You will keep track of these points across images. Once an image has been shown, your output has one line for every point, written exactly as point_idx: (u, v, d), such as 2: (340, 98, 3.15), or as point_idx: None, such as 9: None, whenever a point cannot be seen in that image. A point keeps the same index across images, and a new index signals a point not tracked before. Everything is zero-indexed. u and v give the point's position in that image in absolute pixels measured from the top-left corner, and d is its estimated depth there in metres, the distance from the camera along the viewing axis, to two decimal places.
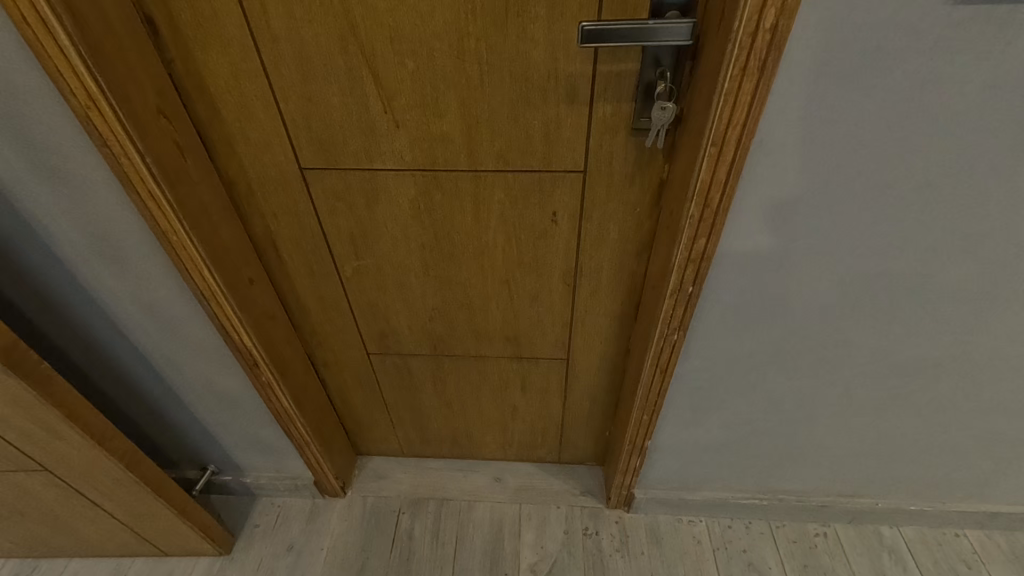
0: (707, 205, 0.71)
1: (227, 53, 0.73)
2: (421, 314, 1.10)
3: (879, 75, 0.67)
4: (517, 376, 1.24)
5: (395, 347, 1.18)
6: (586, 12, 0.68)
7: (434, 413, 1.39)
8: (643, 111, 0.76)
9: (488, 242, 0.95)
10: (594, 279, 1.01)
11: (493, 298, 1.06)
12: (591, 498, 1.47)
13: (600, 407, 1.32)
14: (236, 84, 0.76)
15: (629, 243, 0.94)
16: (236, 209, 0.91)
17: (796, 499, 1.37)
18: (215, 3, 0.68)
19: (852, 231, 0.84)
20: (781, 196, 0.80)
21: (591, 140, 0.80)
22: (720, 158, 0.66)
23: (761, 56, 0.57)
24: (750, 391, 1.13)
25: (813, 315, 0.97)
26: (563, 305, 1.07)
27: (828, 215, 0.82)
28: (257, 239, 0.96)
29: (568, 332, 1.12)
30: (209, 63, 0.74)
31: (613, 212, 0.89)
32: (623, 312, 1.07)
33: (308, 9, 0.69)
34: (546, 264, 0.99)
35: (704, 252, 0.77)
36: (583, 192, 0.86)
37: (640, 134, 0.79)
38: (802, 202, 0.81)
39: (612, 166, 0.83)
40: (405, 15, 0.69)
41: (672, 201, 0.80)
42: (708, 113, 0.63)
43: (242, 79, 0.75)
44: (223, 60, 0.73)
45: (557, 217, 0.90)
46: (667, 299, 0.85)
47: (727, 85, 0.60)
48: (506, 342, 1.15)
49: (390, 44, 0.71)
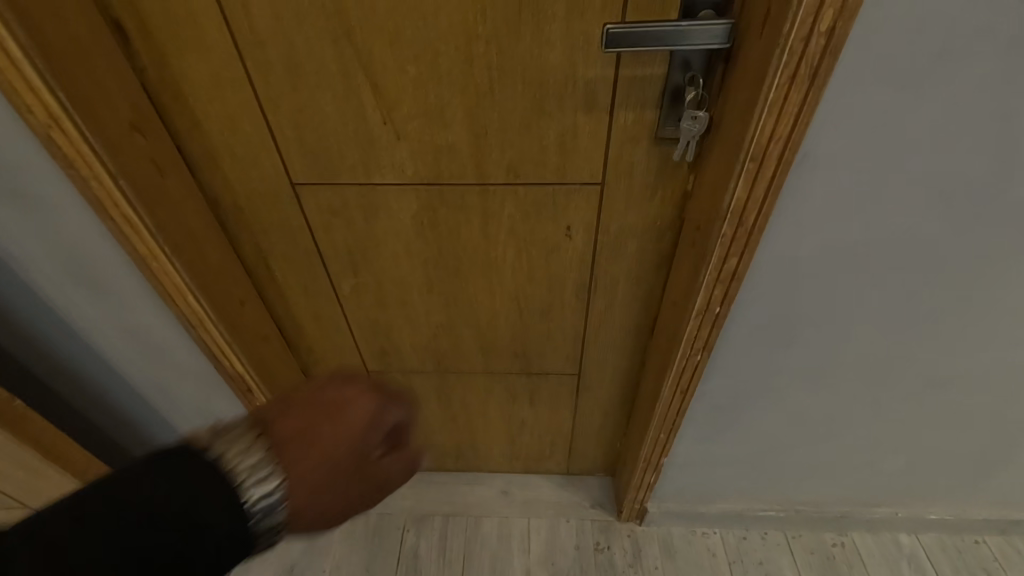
0: (742, 223, 0.65)
1: (207, 61, 0.65)
2: (425, 331, 1.04)
3: (938, 81, 0.60)
4: (526, 391, 1.19)
5: (397, 365, 1.12)
6: (610, 14, 0.61)
7: (437, 429, 1.33)
8: (668, 118, 0.69)
9: (496, 257, 0.89)
10: (610, 293, 0.94)
11: (501, 314, 1.00)
12: (602, 510, 1.42)
13: (611, 419, 1.27)
14: (218, 93, 0.68)
15: (648, 257, 0.88)
16: (223, 226, 0.84)
17: (813, 510, 1.33)
18: (191, 5, 0.61)
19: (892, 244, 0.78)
20: (819, 210, 0.74)
21: (611, 150, 0.73)
22: (759, 174, 0.60)
23: (813, 63, 0.51)
24: (770, 404, 1.08)
25: (843, 328, 0.92)
26: (576, 320, 1.01)
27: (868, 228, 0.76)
28: (247, 257, 0.89)
29: (581, 347, 1.07)
30: (187, 70, 0.66)
31: (633, 225, 0.83)
32: (638, 326, 1.01)
33: (296, 9, 0.61)
34: (559, 279, 0.92)
35: (735, 271, 0.72)
36: (600, 204, 0.80)
37: (664, 144, 0.72)
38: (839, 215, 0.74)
39: (632, 177, 0.76)
40: (406, 15, 0.61)
41: (698, 216, 0.74)
42: (748, 125, 0.57)
43: (225, 88, 0.68)
44: (202, 68, 0.66)
45: (571, 231, 0.84)
46: (693, 319, 0.79)
47: (773, 94, 0.53)
48: (515, 357, 1.09)
49: (390, 48, 0.64)
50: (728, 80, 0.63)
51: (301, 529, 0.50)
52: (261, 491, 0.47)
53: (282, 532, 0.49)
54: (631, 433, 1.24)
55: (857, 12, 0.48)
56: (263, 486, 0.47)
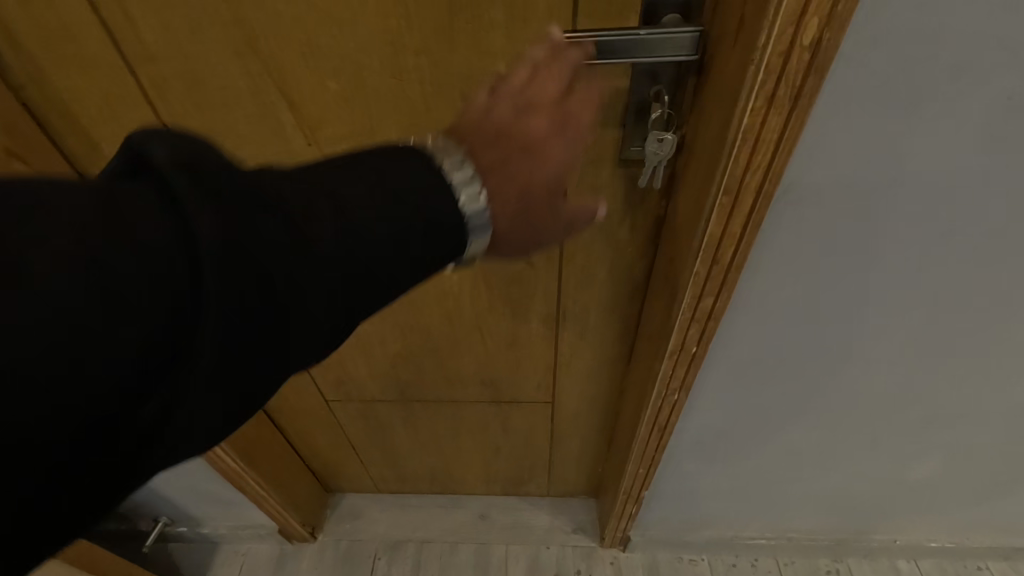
0: (717, 261, 0.56)
1: (93, 77, 0.56)
2: (382, 359, 0.96)
3: (949, 99, 0.51)
4: (498, 419, 1.11)
5: (357, 393, 1.04)
6: (560, 21, 0.52)
7: (408, 454, 1.25)
8: (635, 137, 0.60)
9: (452, 285, 0.80)
10: (580, 321, 0.86)
11: (464, 342, 0.91)
12: (584, 535, 1.35)
13: (591, 445, 1.19)
14: (113, 113, 0.59)
15: (621, 286, 0.79)
16: None
17: (806, 538, 1.25)
18: (63, 14, 0.52)
19: (890, 276, 0.69)
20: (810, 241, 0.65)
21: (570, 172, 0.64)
22: (734, 209, 0.51)
23: (795, 83, 0.41)
24: (758, 434, 1.00)
25: (837, 359, 0.84)
26: (546, 349, 0.92)
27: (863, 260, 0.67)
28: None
29: (554, 376, 0.98)
30: (72, 88, 0.57)
31: (601, 252, 0.74)
32: (615, 354, 0.93)
33: (188, 17, 0.52)
34: (524, 307, 0.84)
35: (712, 311, 0.63)
36: (563, 231, 0.71)
37: (631, 166, 0.63)
38: (831, 246, 0.66)
39: (598, 201, 0.67)
40: (319, 23, 0.52)
41: (672, 247, 0.65)
42: (719, 153, 0.47)
43: (120, 107, 0.59)
44: (89, 85, 0.57)
45: (533, 258, 0.75)
46: (667, 359, 0.70)
47: (746, 119, 0.44)
48: (483, 386, 1.01)
49: (304, 61, 0.55)
50: (702, 96, 0.53)
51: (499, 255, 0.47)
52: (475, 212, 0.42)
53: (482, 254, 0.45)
54: (613, 460, 1.16)
55: (851, 19, 0.38)
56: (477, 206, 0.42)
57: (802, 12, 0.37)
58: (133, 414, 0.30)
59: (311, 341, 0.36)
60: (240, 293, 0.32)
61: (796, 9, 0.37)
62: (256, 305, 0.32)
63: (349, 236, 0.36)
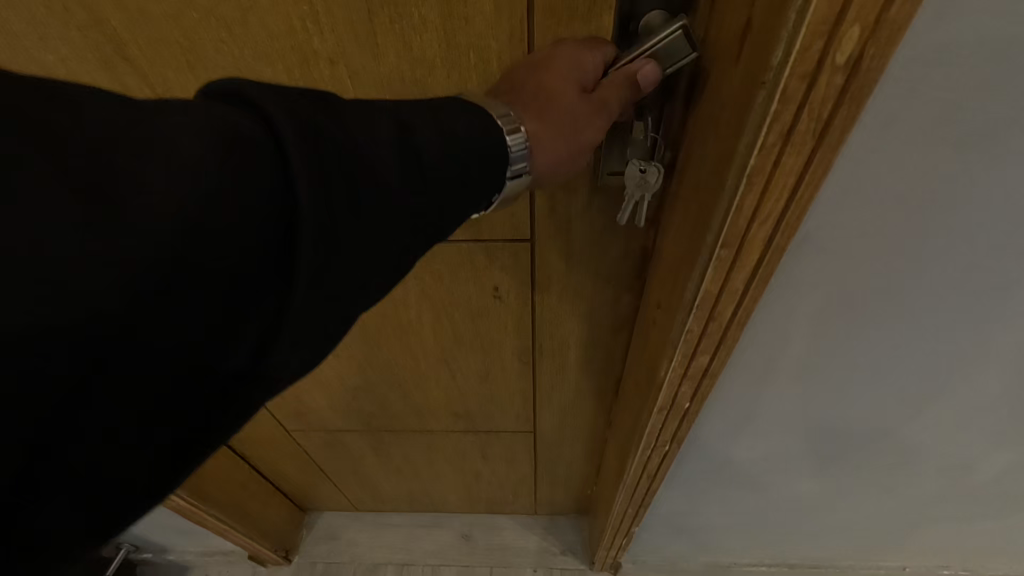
0: (713, 319, 0.46)
1: None
2: (341, 393, 0.86)
3: None
4: (476, 447, 1.02)
5: (318, 424, 0.95)
6: (511, 21, 0.42)
7: (384, 479, 1.17)
8: (613, 161, 0.48)
9: (411, 321, 0.70)
10: (561, 355, 0.75)
11: (432, 378, 0.81)
12: (574, 558, 1.27)
13: (581, 471, 1.10)
14: None
15: (604, 321, 0.69)
16: None
17: (809, 562, 1.19)
18: None
19: (930, 335, 0.56)
20: (832, 303, 0.52)
21: (539, 199, 0.53)
22: (735, 265, 0.40)
23: (820, 117, 0.30)
24: (761, 471, 0.91)
25: (861, 409, 0.72)
26: (523, 383, 0.82)
27: (903, 318, 0.54)
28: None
29: (534, 409, 0.89)
30: None
31: (579, 286, 0.63)
32: (601, 388, 0.83)
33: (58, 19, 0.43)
34: (494, 342, 0.73)
35: (707, 368, 0.52)
36: (533, 265, 0.60)
37: (610, 192, 0.52)
38: (872, 302, 0.52)
39: (572, 230, 0.56)
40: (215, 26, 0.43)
41: (661, 295, 0.54)
42: (715, 199, 0.37)
43: None
44: None
45: (500, 292, 0.64)
46: (654, 415, 0.60)
47: (755, 160, 0.32)
48: (456, 418, 0.92)
49: (203, 71, 0.46)
50: (695, 117, 0.43)
51: (544, 173, 0.41)
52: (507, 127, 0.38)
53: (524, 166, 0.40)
54: (603, 487, 1.08)
55: (906, 29, 0.27)
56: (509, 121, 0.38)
57: (832, 26, 0.26)
58: (223, 329, 0.30)
59: (380, 267, 0.34)
60: (323, 196, 0.30)
61: (825, 22, 0.26)
62: (336, 216, 0.30)
63: (414, 151, 0.33)
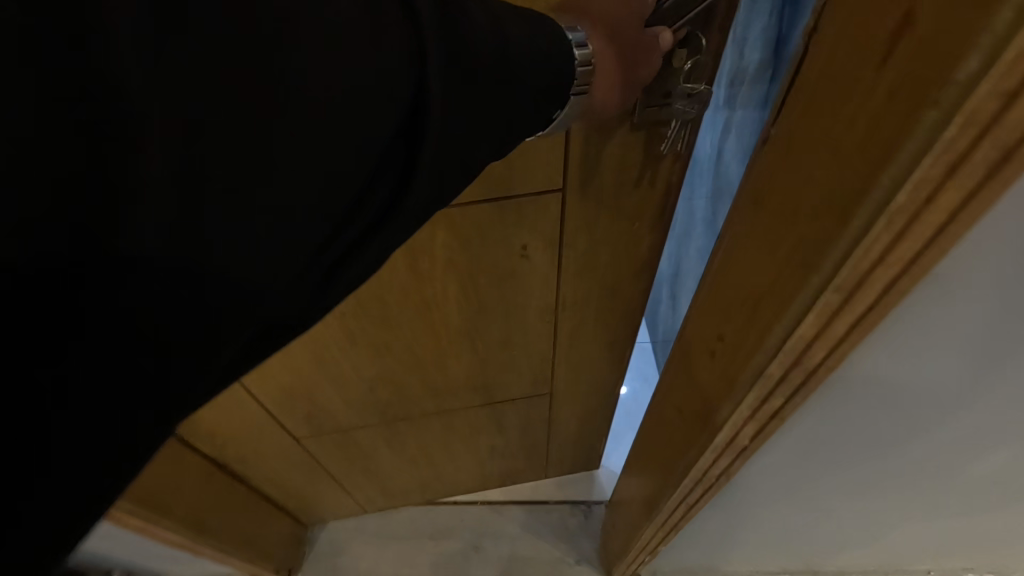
0: (800, 364, 0.40)
1: None
2: (357, 388, 0.80)
3: None
4: (493, 422, 0.96)
5: (329, 424, 0.89)
6: None
7: (395, 473, 1.12)
8: (651, 95, 0.48)
9: (434, 295, 0.63)
10: (582, 314, 0.71)
11: (455, 359, 0.76)
12: (589, 567, 1.22)
13: (596, 428, 1.08)
14: None
15: (628, 270, 0.66)
16: None
17: (827, 566, 1.17)
18: None
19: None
20: (941, 363, 0.43)
21: (574, 145, 0.49)
22: (840, 311, 0.35)
23: (983, 125, 0.24)
24: (792, 501, 0.83)
25: (929, 460, 0.64)
26: (546, 346, 0.76)
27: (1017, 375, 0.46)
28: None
29: (549, 377, 0.85)
30: None
31: (607, 239, 0.60)
32: (622, 342, 0.80)
33: None
34: (519, 304, 0.67)
35: (781, 411, 0.46)
36: (562, 216, 0.56)
37: (642, 130, 0.50)
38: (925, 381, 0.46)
39: (603, 175, 0.53)
40: None
41: (723, 321, 0.47)
42: (821, 225, 0.33)
43: None
44: None
45: (529, 250, 0.60)
46: (709, 452, 0.55)
47: (899, 193, 0.28)
48: (475, 393, 0.86)
49: None
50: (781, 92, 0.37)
51: (594, 107, 0.44)
52: (574, 37, 0.40)
53: (581, 94, 0.42)
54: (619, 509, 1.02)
55: None
56: (574, 33, 0.40)
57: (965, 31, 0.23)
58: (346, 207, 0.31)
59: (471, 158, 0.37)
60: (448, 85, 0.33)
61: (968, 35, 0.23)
62: (457, 104, 0.34)
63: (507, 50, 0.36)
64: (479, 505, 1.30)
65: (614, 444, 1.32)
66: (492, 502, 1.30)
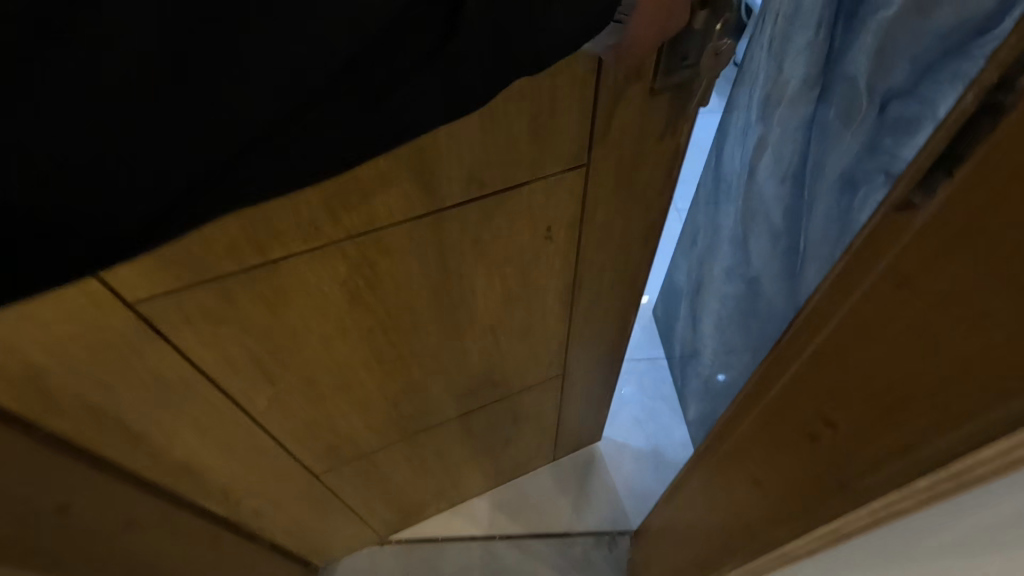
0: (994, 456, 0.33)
1: None
2: (381, 406, 0.79)
3: None
4: (509, 411, 1.01)
5: (350, 455, 0.87)
6: None
7: (413, 488, 1.11)
8: (670, 65, 0.51)
9: (463, 291, 0.66)
10: (595, 285, 0.78)
11: (476, 355, 0.79)
12: (606, 557, 1.24)
13: (598, 405, 1.19)
14: None
15: (635, 235, 0.73)
16: (8, 403, 0.49)
17: None
18: None
19: None
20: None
21: (598, 121, 0.54)
22: None
23: None
24: None
25: None
26: (560, 325, 0.83)
27: None
28: (63, 424, 0.54)
29: (564, 351, 0.90)
30: None
31: (621, 206, 0.66)
32: (624, 315, 0.90)
33: None
34: (539, 287, 0.72)
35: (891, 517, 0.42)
36: (584, 192, 0.61)
37: (662, 97, 0.55)
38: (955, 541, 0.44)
39: (624, 145, 0.58)
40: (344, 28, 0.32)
41: (826, 402, 0.49)
42: (961, 334, 0.34)
43: None
44: None
45: (553, 232, 0.64)
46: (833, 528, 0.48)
47: None
48: (493, 386, 0.89)
49: None
50: (927, 252, 0.37)
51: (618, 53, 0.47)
52: None
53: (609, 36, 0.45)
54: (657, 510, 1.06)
55: None
56: None
57: None
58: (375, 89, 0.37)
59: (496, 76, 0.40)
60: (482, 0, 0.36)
61: None
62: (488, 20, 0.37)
63: None
64: (494, 518, 1.29)
65: (635, 472, 1.32)
66: (513, 538, 1.26)
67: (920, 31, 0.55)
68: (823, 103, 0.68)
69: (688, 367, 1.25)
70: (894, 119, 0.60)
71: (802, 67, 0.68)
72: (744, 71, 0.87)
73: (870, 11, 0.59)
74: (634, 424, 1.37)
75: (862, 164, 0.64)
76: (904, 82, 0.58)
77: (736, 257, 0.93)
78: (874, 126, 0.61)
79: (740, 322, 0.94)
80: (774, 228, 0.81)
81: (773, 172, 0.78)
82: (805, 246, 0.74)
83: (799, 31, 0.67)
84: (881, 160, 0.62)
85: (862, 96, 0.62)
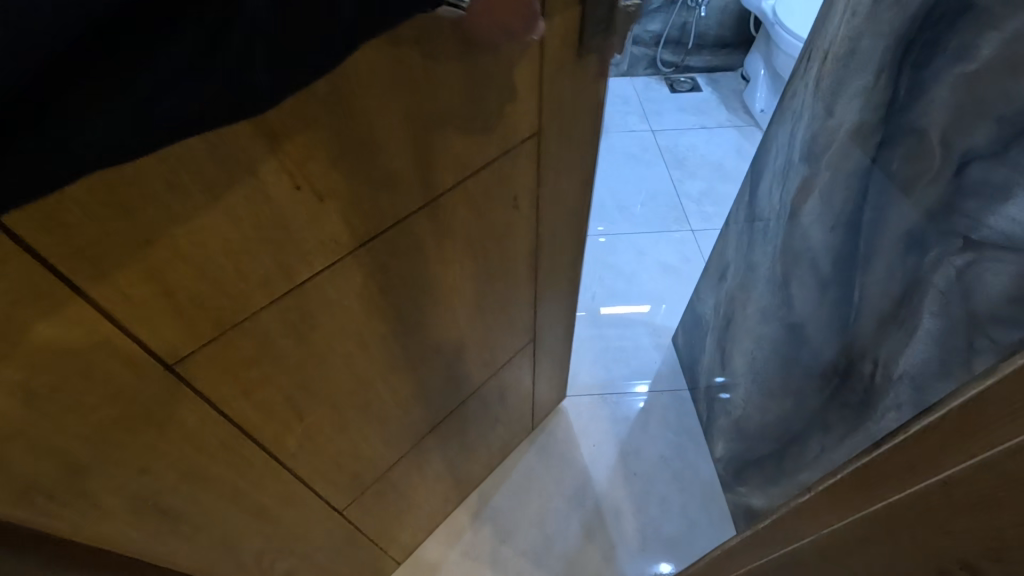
0: None
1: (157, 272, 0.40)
2: (395, 416, 0.80)
3: None
4: (496, 390, 1.06)
5: (371, 478, 0.86)
6: None
7: (423, 499, 1.11)
8: (592, 28, 0.61)
9: (456, 276, 0.70)
10: (553, 244, 0.86)
11: (469, 338, 0.83)
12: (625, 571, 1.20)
13: (563, 364, 1.28)
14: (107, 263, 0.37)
15: (579, 189, 0.82)
16: (41, 520, 0.44)
17: None
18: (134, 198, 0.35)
19: None
20: None
21: (545, 89, 0.61)
22: None
23: None
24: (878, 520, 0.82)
25: None
26: (530, 289, 0.90)
27: None
28: (99, 531, 0.49)
29: (536, 314, 0.97)
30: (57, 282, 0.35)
31: (566, 164, 0.75)
32: (577, 268, 0.99)
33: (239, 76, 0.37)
34: (514, 255, 0.78)
35: None
36: (540, 156, 0.69)
37: (587, 57, 0.64)
38: None
39: (565, 106, 0.66)
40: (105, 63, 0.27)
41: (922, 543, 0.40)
42: None
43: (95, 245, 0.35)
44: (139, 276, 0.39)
45: (519, 201, 0.71)
46: None
47: None
48: (483, 366, 0.94)
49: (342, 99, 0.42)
50: None
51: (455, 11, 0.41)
52: None
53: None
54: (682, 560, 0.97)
55: None
56: None
57: None
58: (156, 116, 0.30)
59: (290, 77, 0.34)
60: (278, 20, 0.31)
61: None
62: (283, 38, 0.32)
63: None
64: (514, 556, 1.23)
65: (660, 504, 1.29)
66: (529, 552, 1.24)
67: (1002, 90, 0.56)
68: (883, 151, 0.73)
69: (717, 402, 1.30)
70: (973, 182, 0.60)
71: (854, 114, 0.77)
72: (784, 113, 0.97)
73: (949, 68, 0.62)
74: (661, 462, 1.36)
75: (933, 225, 0.66)
76: (984, 143, 0.58)
77: (779, 299, 1.00)
78: (952, 185, 0.62)
79: (781, 362, 1.03)
80: (821, 270, 0.87)
81: (823, 216, 0.85)
82: (860, 295, 0.80)
83: (856, 75, 0.77)
84: (959, 221, 0.62)
85: (940, 151, 0.64)
